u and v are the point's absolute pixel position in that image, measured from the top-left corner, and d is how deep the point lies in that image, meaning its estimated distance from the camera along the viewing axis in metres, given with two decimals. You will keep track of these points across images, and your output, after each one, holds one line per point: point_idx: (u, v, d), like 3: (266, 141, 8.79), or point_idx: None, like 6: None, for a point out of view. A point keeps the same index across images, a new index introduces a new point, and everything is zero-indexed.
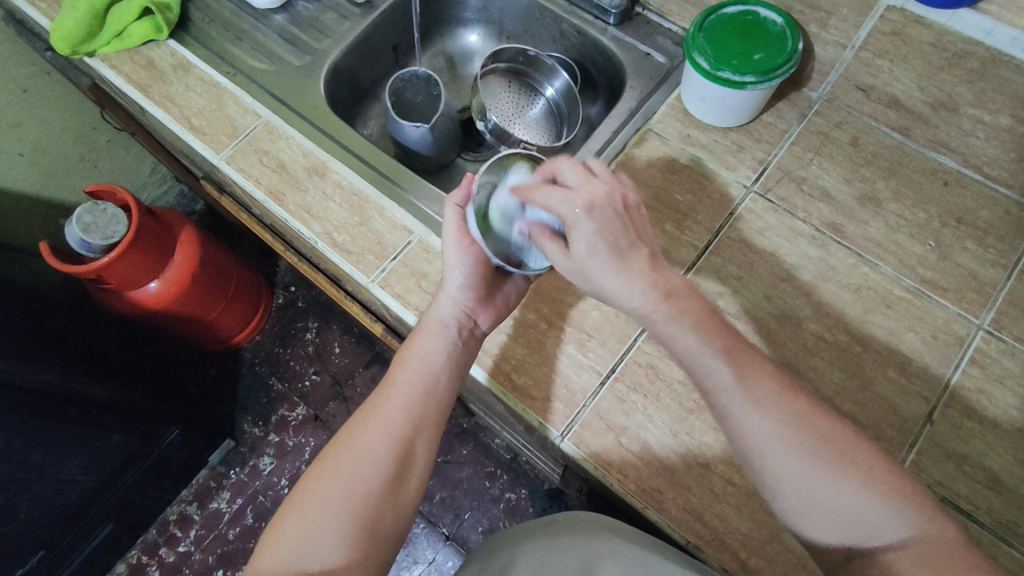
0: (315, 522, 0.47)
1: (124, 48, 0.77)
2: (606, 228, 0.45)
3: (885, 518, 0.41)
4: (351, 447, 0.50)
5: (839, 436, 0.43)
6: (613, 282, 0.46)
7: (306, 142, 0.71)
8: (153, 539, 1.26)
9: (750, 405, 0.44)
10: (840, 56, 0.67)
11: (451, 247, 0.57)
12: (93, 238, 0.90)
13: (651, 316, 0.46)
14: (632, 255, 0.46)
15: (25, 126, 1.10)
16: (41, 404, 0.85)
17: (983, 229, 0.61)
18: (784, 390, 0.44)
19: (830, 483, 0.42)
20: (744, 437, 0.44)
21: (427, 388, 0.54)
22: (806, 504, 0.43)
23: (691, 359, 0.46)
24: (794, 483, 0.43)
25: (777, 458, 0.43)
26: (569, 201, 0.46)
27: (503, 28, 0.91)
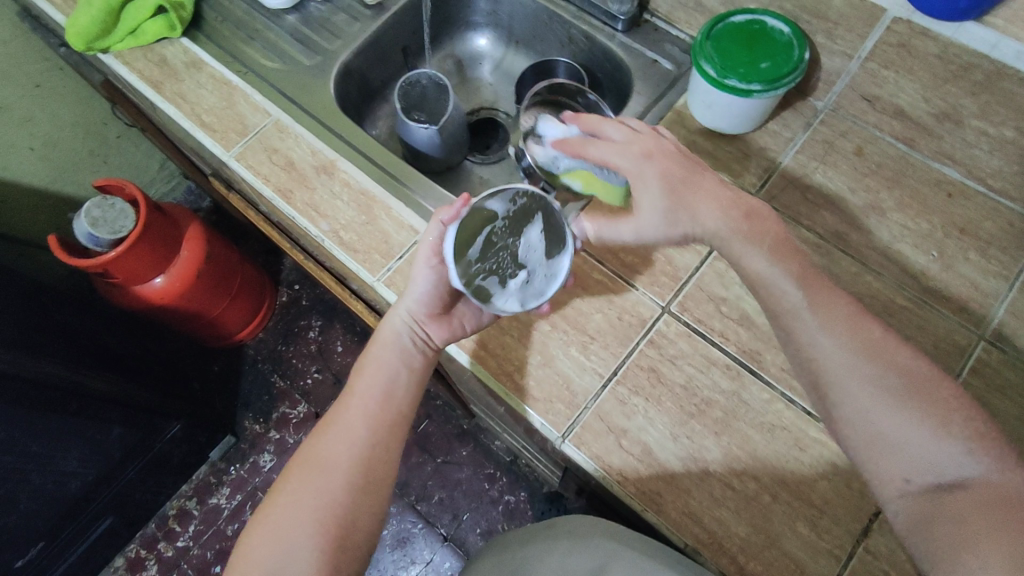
0: (283, 535, 0.48)
1: (137, 45, 0.78)
2: (669, 170, 0.52)
3: (956, 455, 0.41)
4: (314, 461, 0.51)
5: (914, 370, 0.44)
6: (693, 215, 0.51)
7: (315, 141, 0.72)
8: (153, 533, 1.26)
9: (823, 333, 0.46)
10: (846, 67, 0.68)
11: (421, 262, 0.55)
12: (101, 232, 0.91)
13: (727, 239, 0.51)
14: (702, 187, 0.52)
15: (37, 120, 1.11)
16: (44, 395, 0.85)
17: (986, 240, 0.61)
18: (860, 323, 0.46)
19: (900, 417, 0.43)
20: (814, 368, 0.46)
21: (386, 397, 0.55)
22: (874, 439, 0.43)
23: (765, 285, 0.49)
24: (864, 411, 0.44)
25: (847, 390, 0.44)
26: (625, 154, 0.53)
27: (513, 33, 0.91)
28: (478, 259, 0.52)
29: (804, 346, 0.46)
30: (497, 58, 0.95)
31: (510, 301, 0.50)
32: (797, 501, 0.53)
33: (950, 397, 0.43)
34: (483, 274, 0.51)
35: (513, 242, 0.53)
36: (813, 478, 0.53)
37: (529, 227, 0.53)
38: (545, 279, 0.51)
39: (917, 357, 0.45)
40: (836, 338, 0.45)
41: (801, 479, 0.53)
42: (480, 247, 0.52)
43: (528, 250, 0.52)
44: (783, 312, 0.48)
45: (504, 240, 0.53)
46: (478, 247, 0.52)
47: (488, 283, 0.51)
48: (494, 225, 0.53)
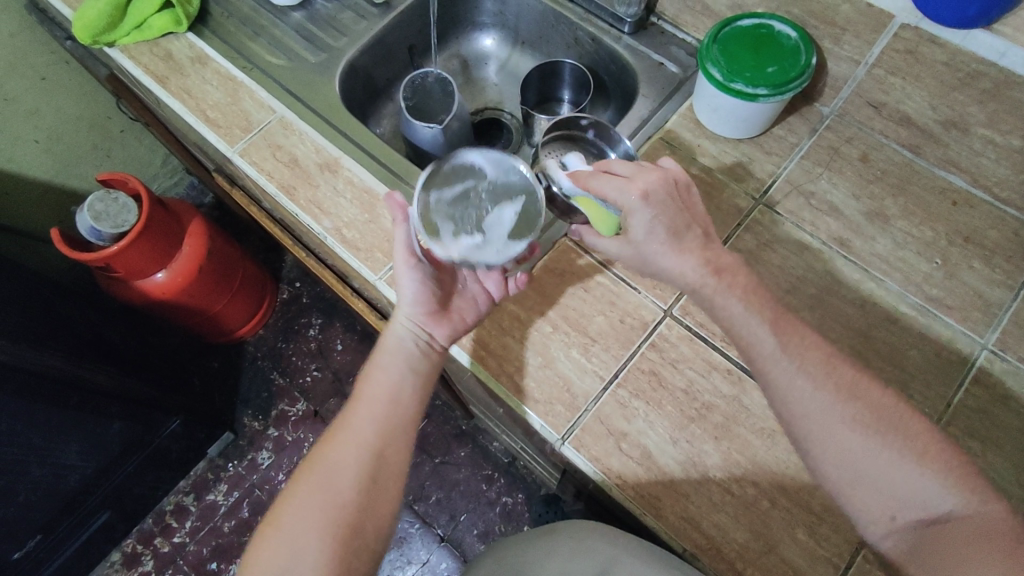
0: (291, 537, 0.48)
1: (143, 39, 0.78)
2: (662, 214, 0.50)
3: (933, 492, 0.44)
4: (322, 463, 0.51)
5: (888, 409, 0.46)
6: (670, 262, 0.51)
7: (319, 138, 0.72)
8: (149, 528, 1.26)
9: (800, 377, 0.47)
10: (853, 73, 0.67)
11: (400, 265, 0.57)
12: (104, 226, 0.90)
13: (702, 290, 0.51)
14: (688, 235, 0.51)
15: (41, 113, 1.11)
16: (46, 387, 0.85)
17: (990, 249, 0.61)
18: (833, 365, 0.48)
19: (877, 457, 0.45)
20: (791, 413, 0.48)
21: (392, 399, 0.54)
22: (856, 481, 0.45)
23: (743, 331, 0.50)
24: (843, 454, 0.46)
25: (824, 432, 0.46)
26: (626, 191, 0.50)
27: (519, 34, 0.91)
28: (450, 207, 0.56)
29: (782, 392, 0.48)
30: (502, 58, 0.94)
31: (454, 252, 0.54)
32: (796, 507, 0.53)
33: (917, 431, 0.46)
34: (444, 220, 0.55)
35: (487, 208, 0.56)
36: (813, 484, 0.53)
37: (506, 202, 0.56)
38: (494, 249, 0.54)
39: (889, 396, 0.47)
40: (814, 385, 0.47)
41: (801, 486, 0.53)
42: (456, 198, 0.56)
43: (495, 220, 0.56)
44: (757, 358, 0.49)
45: (481, 202, 0.56)
46: (455, 197, 0.56)
47: (445, 228, 0.55)
48: (478, 187, 0.57)
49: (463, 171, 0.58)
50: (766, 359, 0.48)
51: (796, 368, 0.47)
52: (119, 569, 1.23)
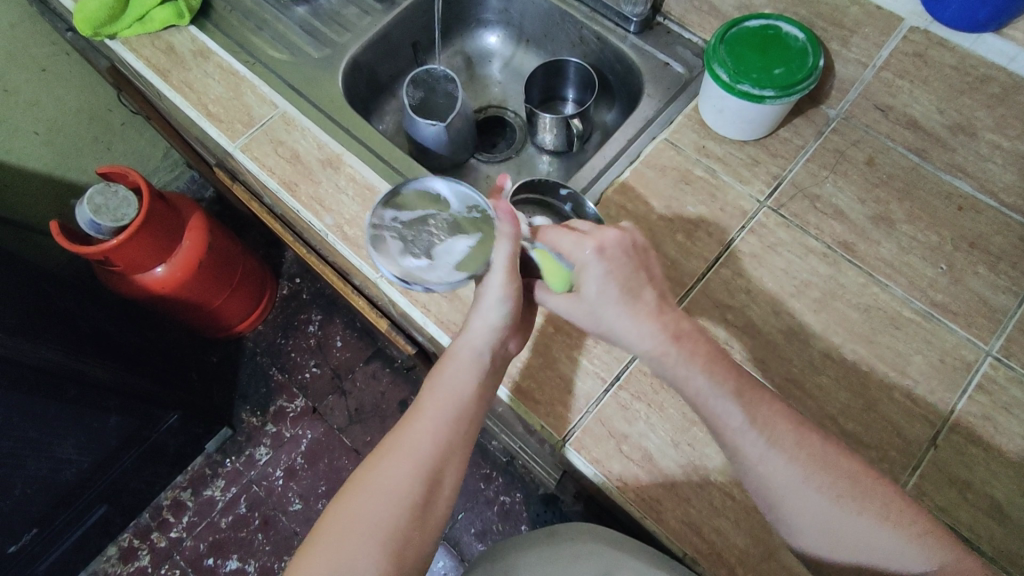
0: (339, 560, 0.43)
1: (144, 32, 0.77)
2: (614, 271, 0.49)
3: (907, 552, 0.44)
4: (375, 482, 0.46)
5: (858, 475, 0.46)
6: (623, 325, 0.49)
7: (322, 134, 0.71)
8: (146, 523, 1.25)
9: (772, 449, 0.46)
10: (861, 75, 0.67)
11: (496, 281, 0.51)
12: (103, 219, 0.90)
13: (662, 360, 0.49)
14: (643, 294, 0.50)
15: (41, 104, 1.11)
16: (44, 381, 0.85)
17: (995, 255, 0.60)
18: (802, 433, 0.47)
19: (851, 524, 0.44)
20: (765, 484, 0.46)
21: (455, 420, 0.50)
22: (833, 545, 0.45)
23: (708, 406, 0.48)
24: (818, 513, 0.45)
25: (798, 499, 0.45)
26: (580, 244, 0.50)
27: (523, 32, 0.91)
28: (405, 227, 0.54)
29: (751, 464, 0.46)
30: (507, 56, 0.94)
31: (396, 267, 0.53)
32: None
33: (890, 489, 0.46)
34: (395, 238, 0.54)
35: (443, 236, 0.54)
36: None
37: (462, 234, 0.54)
38: (436, 275, 0.52)
39: (858, 461, 0.46)
40: (786, 452, 0.46)
41: None
42: (412, 220, 0.55)
43: (445, 246, 0.54)
44: (728, 429, 0.47)
45: (434, 229, 0.54)
46: (411, 219, 0.55)
47: (392, 245, 0.54)
48: (438, 213, 0.55)
49: (427, 194, 0.56)
50: (733, 429, 0.47)
51: (765, 441, 0.46)
52: (115, 563, 1.22)
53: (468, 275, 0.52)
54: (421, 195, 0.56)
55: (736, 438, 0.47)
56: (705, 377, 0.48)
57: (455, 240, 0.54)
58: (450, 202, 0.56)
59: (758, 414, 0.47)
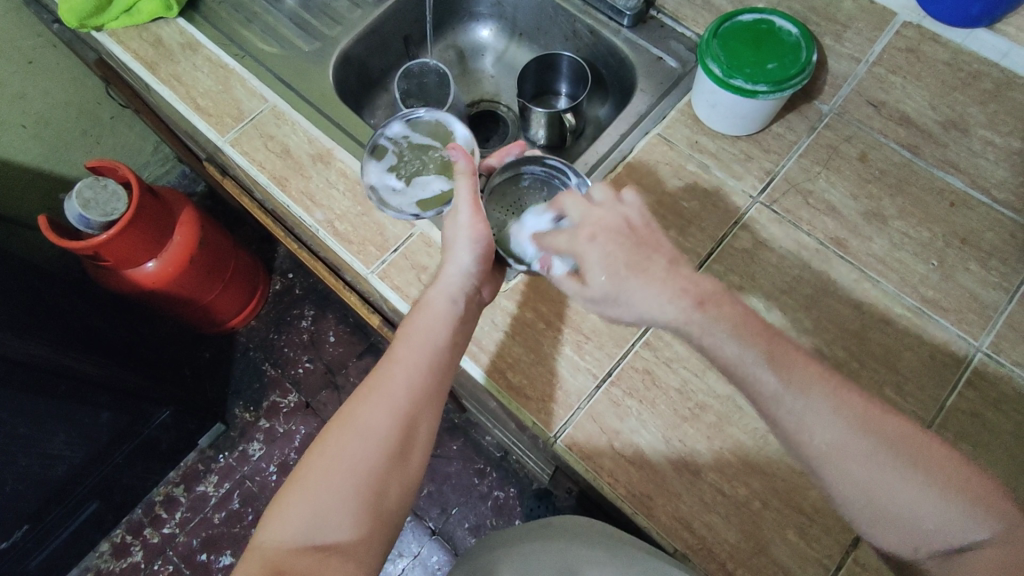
0: (319, 498, 0.43)
1: (132, 24, 0.76)
2: (614, 250, 0.48)
3: (960, 520, 0.40)
4: (352, 425, 0.46)
5: (907, 436, 0.42)
6: (642, 303, 0.47)
7: (312, 129, 0.71)
8: (139, 519, 1.25)
9: (813, 415, 0.42)
10: (853, 70, 0.67)
11: (467, 218, 0.54)
12: (92, 214, 0.89)
13: (686, 328, 0.46)
14: (652, 266, 0.48)
15: (28, 98, 1.09)
16: (33, 376, 0.84)
17: (986, 251, 0.60)
18: (846, 394, 0.43)
19: (901, 493, 0.41)
20: (807, 453, 0.43)
21: (431, 364, 0.50)
22: (881, 518, 0.41)
23: (743, 371, 0.44)
24: (858, 486, 0.41)
25: (841, 462, 0.41)
26: (573, 238, 0.50)
27: (516, 25, 0.90)
28: (410, 148, 0.66)
29: (790, 420, 0.43)
30: (499, 50, 0.93)
31: (374, 178, 0.64)
32: (788, 508, 0.52)
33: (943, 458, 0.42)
34: (393, 153, 0.65)
35: (427, 170, 0.65)
36: (805, 485, 0.53)
37: (442, 177, 0.65)
38: (397, 201, 0.63)
39: (905, 421, 0.43)
40: (831, 414, 0.42)
41: (792, 486, 0.53)
42: (418, 146, 0.66)
43: (420, 183, 0.64)
44: (767, 399, 0.44)
45: (428, 161, 0.65)
46: (419, 144, 0.66)
47: (387, 158, 0.65)
48: (439, 152, 0.66)
49: (445, 133, 0.67)
50: (767, 398, 0.44)
51: (810, 401, 0.42)
52: (108, 559, 1.22)
53: (416, 211, 0.62)
54: (442, 131, 0.67)
55: (770, 403, 0.43)
56: (735, 342, 0.45)
57: (431, 178, 0.65)
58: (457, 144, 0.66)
59: (794, 375, 0.43)
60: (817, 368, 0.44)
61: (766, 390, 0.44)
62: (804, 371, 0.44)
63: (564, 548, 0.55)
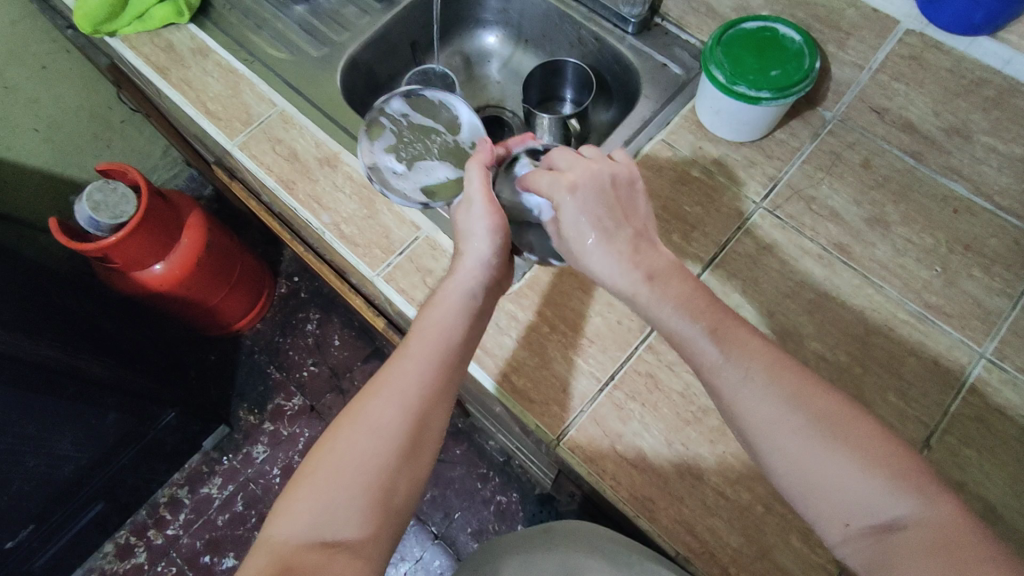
0: (329, 494, 0.44)
1: (144, 30, 0.77)
2: (590, 210, 0.51)
3: (881, 493, 0.40)
4: (362, 419, 0.46)
5: (833, 411, 0.42)
6: (600, 259, 0.51)
7: (319, 132, 0.72)
8: (143, 520, 1.25)
9: (748, 385, 0.44)
10: (857, 78, 0.66)
11: (478, 215, 0.54)
12: (102, 216, 0.90)
13: (636, 299, 0.50)
14: (619, 235, 0.51)
15: (41, 102, 1.11)
16: (40, 377, 0.85)
17: (990, 257, 0.60)
18: (785, 368, 0.44)
19: (822, 464, 0.41)
20: (741, 423, 0.44)
21: (443, 359, 0.50)
22: (805, 485, 0.41)
23: (681, 336, 0.48)
24: (790, 461, 0.42)
25: (771, 443, 0.43)
26: (556, 183, 0.52)
27: (522, 32, 0.91)
28: (410, 129, 0.65)
29: (725, 388, 0.45)
30: (505, 57, 0.94)
31: (374, 159, 0.63)
32: (791, 513, 0.52)
33: (872, 436, 0.41)
34: (392, 133, 0.64)
35: (429, 154, 0.64)
36: None
37: (447, 164, 0.64)
38: (399, 183, 0.62)
39: (836, 398, 0.43)
40: (764, 392, 0.43)
41: None
42: (419, 128, 0.65)
43: (423, 168, 0.64)
44: (706, 367, 0.46)
45: (431, 146, 0.64)
46: (419, 126, 0.65)
47: (387, 138, 0.64)
48: (444, 136, 0.65)
49: (448, 118, 0.66)
50: (709, 369, 0.46)
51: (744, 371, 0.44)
52: (112, 560, 1.22)
53: (425, 201, 0.60)
54: (444, 114, 0.67)
55: (713, 378, 0.46)
56: (682, 315, 0.48)
57: (434, 164, 0.63)
58: (462, 130, 0.66)
59: (741, 350, 0.45)
60: (769, 352, 0.45)
61: (723, 386, 0.45)
62: (750, 345, 0.46)
63: (570, 551, 0.57)
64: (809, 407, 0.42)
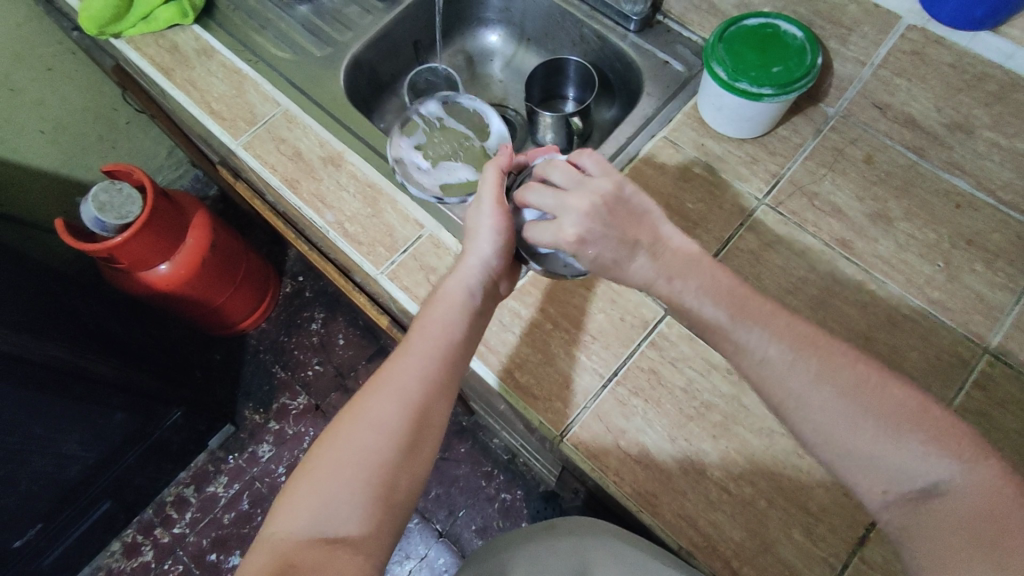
0: (330, 491, 0.44)
1: (149, 31, 0.78)
2: (602, 248, 0.50)
3: (918, 459, 0.40)
4: (363, 416, 0.47)
5: (881, 388, 0.42)
6: (628, 281, 0.51)
7: (323, 132, 0.72)
8: (149, 519, 1.26)
9: (779, 362, 0.44)
10: (858, 73, 0.65)
11: (486, 215, 0.54)
12: (108, 217, 0.91)
13: (667, 301, 0.50)
14: (636, 258, 0.50)
15: (47, 103, 1.12)
16: (48, 377, 0.85)
17: (993, 252, 0.60)
18: (818, 345, 0.44)
19: (853, 427, 0.41)
20: (773, 394, 0.45)
21: (443, 357, 0.50)
22: (841, 451, 0.42)
23: (711, 324, 0.48)
24: (823, 425, 0.42)
25: (802, 410, 0.43)
26: (558, 238, 0.51)
27: (524, 30, 0.91)
28: (441, 131, 0.75)
29: (772, 375, 0.44)
30: (508, 55, 0.95)
31: (402, 151, 0.71)
32: (793, 507, 0.52)
33: (914, 400, 0.41)
34: (423, 132, 0.74)
35: (456, 155, 0.73)
36: (811, 485, 0.53)
37: (468, 167, 0.73)
38: (421, 177, 0.69)
39: (874, 368, 0.43)
40: (814, 379, 0.43)
41: (797, 485, 0.53)
42: (451, 131, 0.75)
43: (446, 167, 0.72)
44: (734, 352, 0.47)
45: (458, 148, 0.74)
46: (451, 129, 0.76)
47: (418, 135, 0.73)
48: (471, 141, 0.75)
49: (477, 124, 0.77)
50: (737, 353, 0.46)
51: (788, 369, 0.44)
52: (119, 558, 1.23)
53: (438, 196, 0.67)
54: (474, 120, 0.77)
55: (741, 359, 0.46)
56: (712, 304, 0.48)
57: (459, 166, 0.73)
58: (489, 138, 0.76)
59: (776, 332, 0.45)
60: (801, 330, 0.45)
61: (750, 362, 0.46)
62: (787, 329, 0.45)
63: (573, 546, 0.57)
64: (841, 374, 0.43)
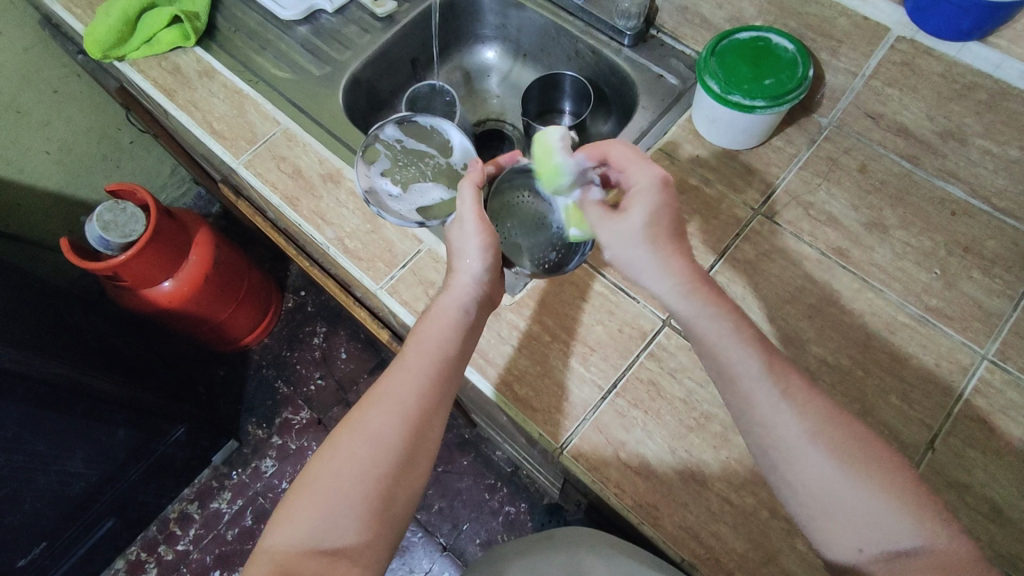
0: (326, 504, 0.44)
1: (152, 54, 0.79)
2: (662, 211, 0.50)
3: (897, 522, 0.40)
4: (360, 429, 0.47)
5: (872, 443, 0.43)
6: (649, 262, 0.49)
7: (323, 150, 0.73)
8: (154, 536, 1.26)
9: (777, 404, 0.44)
10: (850, 84, 0.66)
11: (470, 233, 0.54)
12: (112, 236, 0.92)
13: (679, 307, 0.48)
14: (674, 251, 0.49)
15: (52, 125, 1.14)
16: (52, 394, 0.86)
17: (990, 259, 0.61)
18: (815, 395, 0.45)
19: (842, 485, 0.41)
20: (768, 437, 0.44)
21: (439, 370, 0.51)
22: (826, 509, 0.42)
23: (712, 353, 0.47)
24: (811, 477, 0.42)
25: (796, 457, 0.43)
26: (646, 170, 0.51)
27: (520, 46, 0.92)
28: (404, 153, 0.67)
29: (754, 415, 0.44)
30: (505, 71, 0.96)
31: (372, 183, 0.65)
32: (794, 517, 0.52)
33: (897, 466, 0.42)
34: (386, 157, 0.66)
35: (424, 177, 0.67)
36: None
37: (440, 186, 0.67)
38: (397, 207, 0.65)
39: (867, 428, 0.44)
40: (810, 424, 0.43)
41: None
42: (412, 151, 0.68)
43: (417, 190, 0.66)
44: (732, 381, 0.46)
45: (425, 169, 0.67)
46: (413, 150, 0.68)
47: (381, 163, 0.66)
48: (436, 159, 0.68)
49: (440, 141, 0.69)
50: (740, 384, 0.45)
51: (777, 390, 0.44)
52: None
53: (420, 220, 0.63)
54: (436, 136, 0.69)
55: (743, 394, 0.45)
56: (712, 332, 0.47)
57: (429, 188, 0.67)
58: (454, 153, 0.68)
59: (784, 383, 0.45)
60: (800, 380, 0.45)
61: (755, 402, 0.45)
62: (790, 380, 0.45)
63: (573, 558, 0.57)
64: (837, 427, 0.43)
